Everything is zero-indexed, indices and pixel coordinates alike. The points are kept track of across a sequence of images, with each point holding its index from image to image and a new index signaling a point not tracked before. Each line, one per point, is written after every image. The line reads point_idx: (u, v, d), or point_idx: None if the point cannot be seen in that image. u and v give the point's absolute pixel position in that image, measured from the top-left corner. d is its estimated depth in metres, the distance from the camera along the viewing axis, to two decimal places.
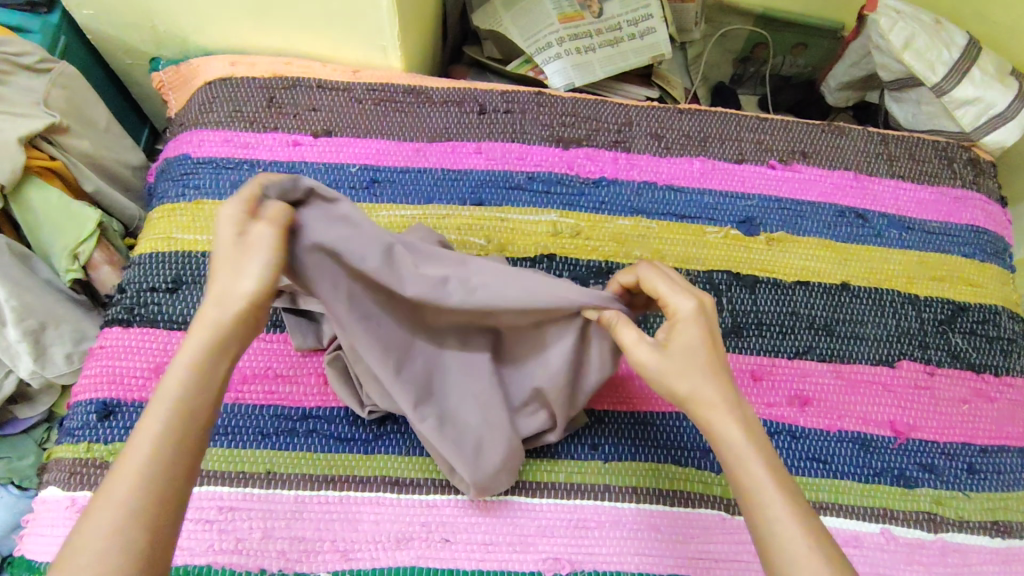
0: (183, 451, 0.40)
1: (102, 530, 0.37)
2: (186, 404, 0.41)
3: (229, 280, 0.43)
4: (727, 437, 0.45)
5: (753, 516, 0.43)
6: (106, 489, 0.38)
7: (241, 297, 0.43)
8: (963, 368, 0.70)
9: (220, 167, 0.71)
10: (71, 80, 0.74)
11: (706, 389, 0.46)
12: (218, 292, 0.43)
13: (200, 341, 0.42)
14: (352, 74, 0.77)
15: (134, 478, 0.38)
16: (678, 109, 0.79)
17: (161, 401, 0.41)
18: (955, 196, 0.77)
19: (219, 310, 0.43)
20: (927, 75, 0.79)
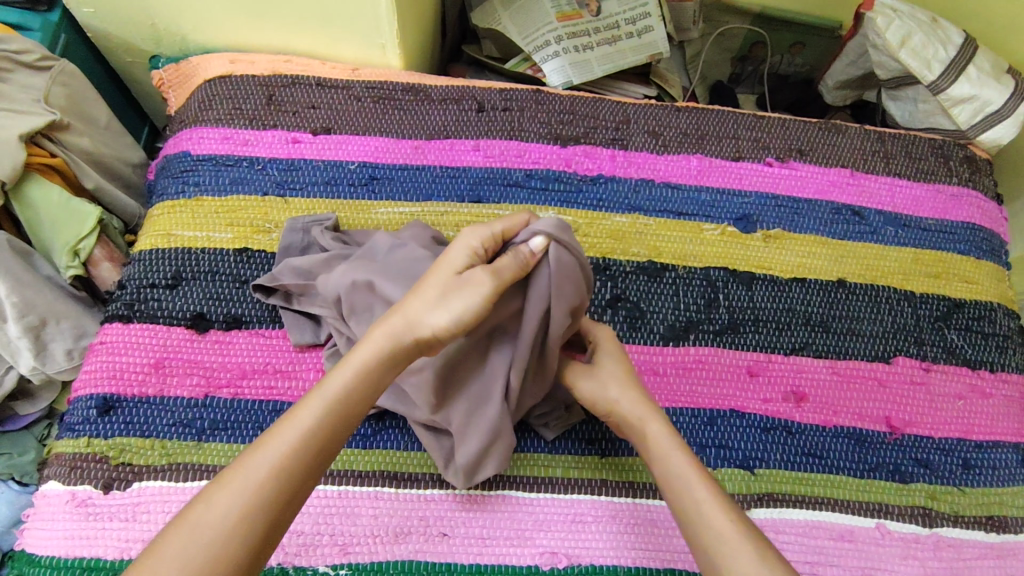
0: (316, 454, 0.46)
1: (230, 505, 0.42)
2: (335, 409, 0.47)
3: (431, 303, 0.49)
4: (652, 437, 0.53)
5: (682, 510, 0.49)
6: (244, 466, 0.44)
7: (430, 326, 0.49)
8: (959, 364, 0.70)
9: (219, 164, 0.71)
10: (71, 77, 0.74)
11: (627, 398, 0.55)
12: (405, 310, 0.49)
13: (365, 355, 0.48)
14: (351, 72, 0.78)
15: (270, 466, 0.44)
16: (676, 107, 0.79)
17: (319, 399, 0.47)
18: (951, 194, 0.78)
19: (395, 329, 0.49)
20: (923, 73, 0.79)
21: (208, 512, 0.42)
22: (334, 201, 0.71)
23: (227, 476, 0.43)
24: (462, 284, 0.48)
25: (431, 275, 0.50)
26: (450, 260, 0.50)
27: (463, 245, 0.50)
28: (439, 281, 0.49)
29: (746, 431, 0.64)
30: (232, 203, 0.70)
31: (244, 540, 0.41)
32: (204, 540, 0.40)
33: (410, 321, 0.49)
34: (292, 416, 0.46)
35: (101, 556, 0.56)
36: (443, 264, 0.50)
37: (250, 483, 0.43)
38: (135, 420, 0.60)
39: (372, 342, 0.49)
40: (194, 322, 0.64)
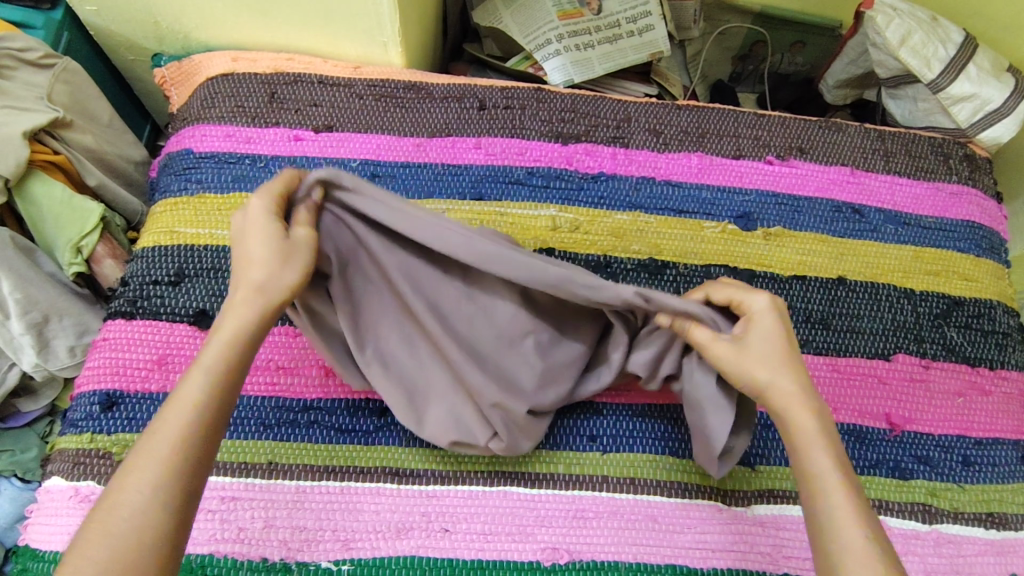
0: (211, 421, 0.45)
1: (134, 488, 0.42)
2: (221, 376, 0.46)
3: (264, 262, 0.48)
4: (799, 418, 0.49)
5: (811, 498, 0.47)
6: (143, 450, 0.43)
7: (279, 286, 0.48)
8: (958, 361, 0.70)
9: (221, 162, 0.72)
10: (74, 74, 0.74)
11: (782, 380, 0.50)
12: (246, 276, 0.48)
13: (236, 322, 0.48)
14: (353, 70, 0.78)
15: (169, 441, 0.43)
16: (676, 106, 0.79)
17: (201, 373, 0.46)
18: (951, 192, 0.78)
19: (250, 297, 0.48)
20: (923, 72, 0.79)
21: (115, 503, 0.41)
22: None
23: (128, 466, 0.43)
24: (287, 246, 0.49)
25: (248, 243, 0.49)
26: (259, 228, 0.49)
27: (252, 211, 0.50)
28: (260, 246, 0.48)
29: (747, 429, 0.64)
30: (234, 201, 0.70)
31: (163, 513, 0.42)
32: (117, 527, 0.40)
33: (253, 287, 0.48)
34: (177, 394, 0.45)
35: None
36: (248, 231, 0.49)
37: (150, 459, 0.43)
38: (137, 416, 0.61)
39: (238, 309, 0.48)
40: (197, 318, 0.64)
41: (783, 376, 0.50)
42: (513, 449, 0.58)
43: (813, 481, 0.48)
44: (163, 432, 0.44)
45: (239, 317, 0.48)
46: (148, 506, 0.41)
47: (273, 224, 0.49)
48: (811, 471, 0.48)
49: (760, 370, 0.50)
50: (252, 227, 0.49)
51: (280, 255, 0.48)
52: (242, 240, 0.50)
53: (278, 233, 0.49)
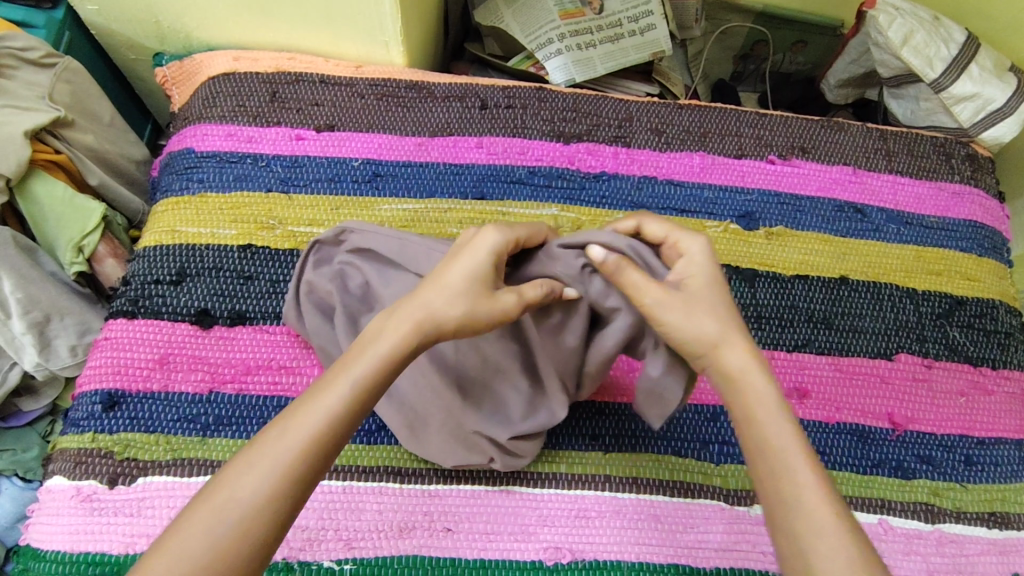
0: (337, 442, 0.43)
1: (248, 492, 0.40)
2: (359, 395, 0.44)
3: (444, 298, 0.46)
4: (755, 386, 0.48)
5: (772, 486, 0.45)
6: (268, 452, 0.41)
7: (449, 321, 0.46)
8: (961, 360, 0.70)
9: (223, 161, 0.72)
10: (75, 74, 0.74)
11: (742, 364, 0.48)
12: (425, 302, 0.46)
13: (393, 342, 0.45)
14: (354, 70, 0.78)
15: (296, 453, 0.41)
16: (678, 105, 0.79)
17: (346, 383, 0.44)
18: (952, 192, 0.78)
19: (413, 321, 0.46)
20: (925, 71, 0.79)
21: (225, 499, 0.40)
22: (338, 197, 0.71)
23: (246, 459, 0.42)
24: (487, 294, 0.47)
25: (451, 269, 0.47)
26: (473, 257, 0.48)
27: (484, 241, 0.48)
28: (456, 276, 0.47)
29: None
30: (236, 200, 0.70)
31: (266, 528, 0.40)
32: (220, 526, 0.39)
33: (421, 315, 0.46)
34: (314, 400, 0.43)
35: (107, 551, 0.56)
36: (464, 257, 0.48)
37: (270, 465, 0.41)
38: (139, 415, 0.61)
39: (398, 330, 0.45)
40: (199, 318, 0.64)
41: (716, 326, 0.48)
42: (510, 466, 0.58)
43: (774, 455, 0.45)
44: (294, 439, 0.42)
45: (399, 337, 0.45)
46: (256, 516, 0.40)
47: (489, 263, 0.48)
48: (767, 445, 0.46)
49: (692, 320, 0.48)
50: (473, 252, 0.48)
51: (469, 293, 0.47)
52: (445, 262, 0.48)
53: (486, 275, 0.47)
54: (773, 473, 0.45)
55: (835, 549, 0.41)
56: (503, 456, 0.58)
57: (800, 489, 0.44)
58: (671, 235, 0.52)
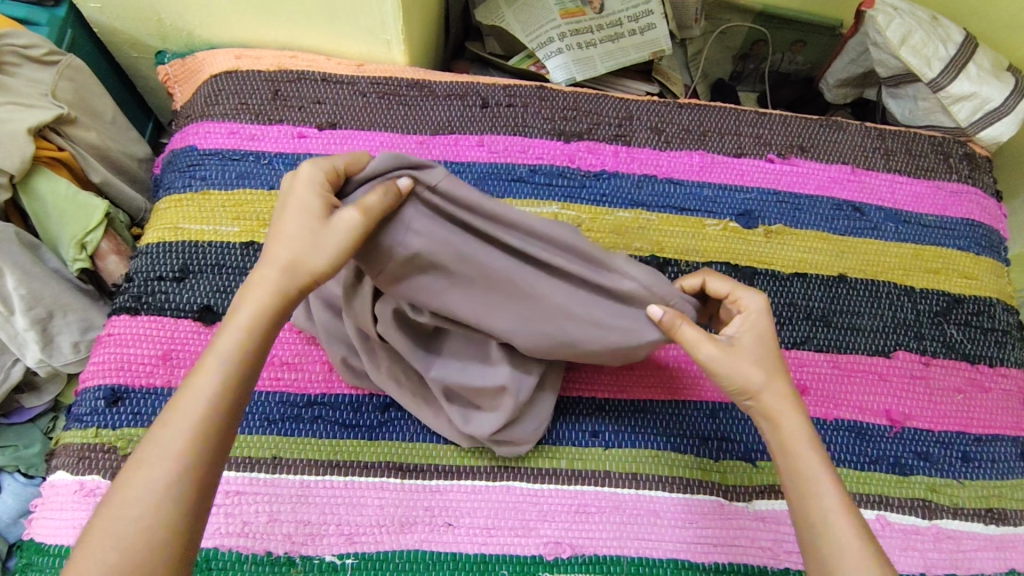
0: (232, 407, 0.45)
1: (153, 480, 0.42)
2: (241, 358, 0.46)
3: (297, 243, 0.47)
4: (790, 430, 0.52)
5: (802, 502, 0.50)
6: (154, 443, 0.43)
7: (312, 259, 0.47)
8: (958, 358, 0.71)
9: (225, 159, 0.72)
10: (78, 71, 0.74)
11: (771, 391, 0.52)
12: (279, 255, 0.48)
13: (257, 308, 0.47)
14: (355, 68, 0.78)
15: (185, 434, 0.43)
16: (677, 104, 0.80)
17: (217, 360, 0.46)
18: (950, 190, 0.78)
19: (276, 275, 0.48)
20: (923, 71, 0.80)
21: (135, 483, 0.42)
22: None
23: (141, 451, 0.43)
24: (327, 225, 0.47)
25: (286, 218, 0.48)
26: (301, 199, 0.48)
27: (304, 181, 0.48)
28: (297, 224, 0.48)
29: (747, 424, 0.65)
30: (238, 197, 0.70)
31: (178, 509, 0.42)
32: (131, 521, 0.41)
33: (286, 267, 0.47)
34: (193, 380, 0.45)
35: None
36: (296, 205, 0.48)
37: (165, 445, 0.43)
38: (141, 411, 0.61)
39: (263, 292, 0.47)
40: (201, 314, 0.65)
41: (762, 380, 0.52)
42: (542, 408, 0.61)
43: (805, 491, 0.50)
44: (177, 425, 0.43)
45: (269, 297, 0.48)
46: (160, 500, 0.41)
47: (314, 195, 0.48)
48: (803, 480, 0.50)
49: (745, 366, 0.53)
50: (298, 199, 0.48)
51: (317, 230, 0.47)
52: (283, 213, 0.49)
53: (323, 210, 0.47)
54: (804, 509, 0.50)
55: (859, 563, 0.47)
56: (523, 422, 0.59)
57: (829, 520, 0.49)
58: (733, 292, 0.56)
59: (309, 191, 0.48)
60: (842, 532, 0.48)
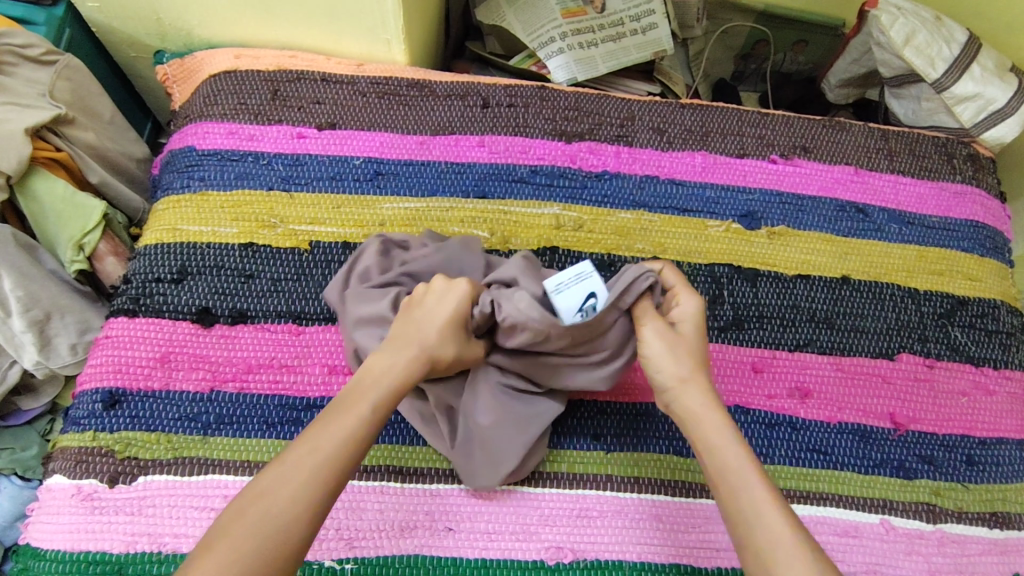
0: (349, 461, 0.48)
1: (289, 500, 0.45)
2: (360, 441, 0.49)
3: (439, 339, 0.55)
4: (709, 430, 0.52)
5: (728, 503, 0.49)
6: (294, 466, 0.46)
7: (443, 354, 0.55)
8: (962, 360, 0.70)
9: (225, 160, 0.71)
10: (75, 71, 0.74)
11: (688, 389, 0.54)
12: (424, 339, 0.54)
13: (399, 373, 0.53)
14: (355, 68, 0.78)
15: (323, 466, 0.47)
16: (679, 105, 0.79)
17: (365, 405, 0.50)
18: (954, 192, 0.78)
19: (417, 357, 0.54)
20: (927, 71, 0.79)
21: (261, 514, 0.44)
22: (339, 195, 0.71)
23: (246, 524, 0.43)
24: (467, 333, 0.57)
25: (436, 309, 0.56)
26: (452, 306, 0.56)
27: (456, 293, 0.56)
28: (442, 319, 0.55)
29: (751, 427, 0.64)
30: (237, 198, 0.70)
31: (301, 533, 0.45)
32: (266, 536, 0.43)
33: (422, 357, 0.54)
34: (307, 459, 0.47)
35: (107, 550, 0.55)
36: (448, 307, 0.56)
37: (267, 526, 0.44)
38: (139, 414, 0.60)
39: (397, 376, 0.53)
40: (200, 316, 0.64)
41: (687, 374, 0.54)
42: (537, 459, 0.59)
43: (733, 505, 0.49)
44: (317, 452, 0.47)
45: (404, 370, 0.53)
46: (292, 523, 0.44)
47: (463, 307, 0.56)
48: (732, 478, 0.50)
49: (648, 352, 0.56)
50: (446, 293, 0.57)
51: (457, 330, 0.56)
52: (428, 306, 0.56)
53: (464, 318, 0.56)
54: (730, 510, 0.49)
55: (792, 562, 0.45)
56: (530, 458, 0.59)
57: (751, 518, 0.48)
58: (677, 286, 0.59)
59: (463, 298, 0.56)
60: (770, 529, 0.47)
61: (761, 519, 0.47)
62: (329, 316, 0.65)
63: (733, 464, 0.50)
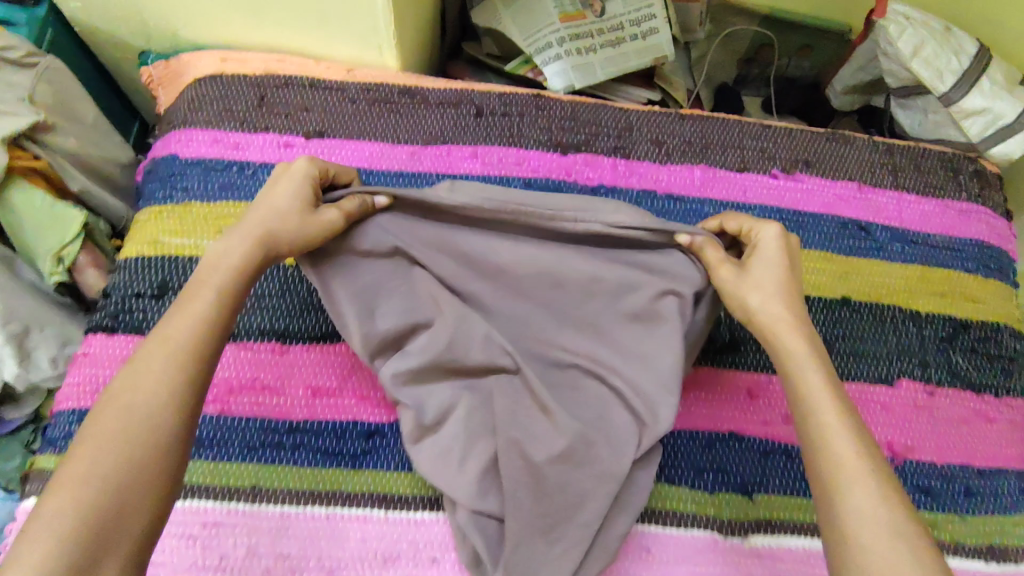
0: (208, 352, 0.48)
1: (147, 395, 0.45)
2: (211, 325, 0.49)
3: (274, 216, 0.52)
4: (812, 391, 0.50)
5: (820, 471, 0.47)
6: (147, 361, 0.46)
7: (285, 231, 0.52)
8: (963, 387, 0.69)
9: (209, 169, 0.69)
10: (57, 74, 0.71)
11: (795, 348, 0.52)
12: (263, 218, 0.52)
13: (239, 255, 0.51)
14: (345, 73, 0.75)
15: (176, 362, 0.46)
16: (678, 115, 0.77)
17: (211, 293, 0.50)
18: (959, 210, 0.76)
19: (252, 234, 0.52)
20: (935, 83, 0.77)
21: (125, 409, 0.44)
22: None
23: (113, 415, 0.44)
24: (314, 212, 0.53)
25: (274, 191, 0.54)
26: (292, 185, 0.54)
27: (294, 173, 0.55)
28: (286, 199, 0.53)
29: (744, 455, 0.63)
30: (221, 209, 0.68)
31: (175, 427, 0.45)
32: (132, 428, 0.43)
33: (257, 236, 0.51)
34: (154, 350, 0.46)
35: None
36: (285, 186, 0.54)
37: (138, 416, 0.44)
38: None
39: (235, 258, 0.51)
40: None
41: (784, 308, 0.53)
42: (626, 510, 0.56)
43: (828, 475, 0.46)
44: (168, 341, 0.47)
45: (241, 252, 0.51)
46: (162, 414, 0.45)
47: (306, 184, 0.54)
48: (828, 450, 0.47)
49: (755, 296, 0.53)
50: (286, 177, 0.55)
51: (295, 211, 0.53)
52: (267, 191, 0.54)
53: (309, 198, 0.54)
54: (821, 479, 0.47)
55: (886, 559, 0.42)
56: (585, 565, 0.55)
57: (844, 490, 0.45)
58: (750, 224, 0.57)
59: (304, 174, 0.54)
60: (865, 511, 0.44)
61: (856, 504, 0.45)
62: (313, 335, 0.63)
63: (840, 445, 0.47)
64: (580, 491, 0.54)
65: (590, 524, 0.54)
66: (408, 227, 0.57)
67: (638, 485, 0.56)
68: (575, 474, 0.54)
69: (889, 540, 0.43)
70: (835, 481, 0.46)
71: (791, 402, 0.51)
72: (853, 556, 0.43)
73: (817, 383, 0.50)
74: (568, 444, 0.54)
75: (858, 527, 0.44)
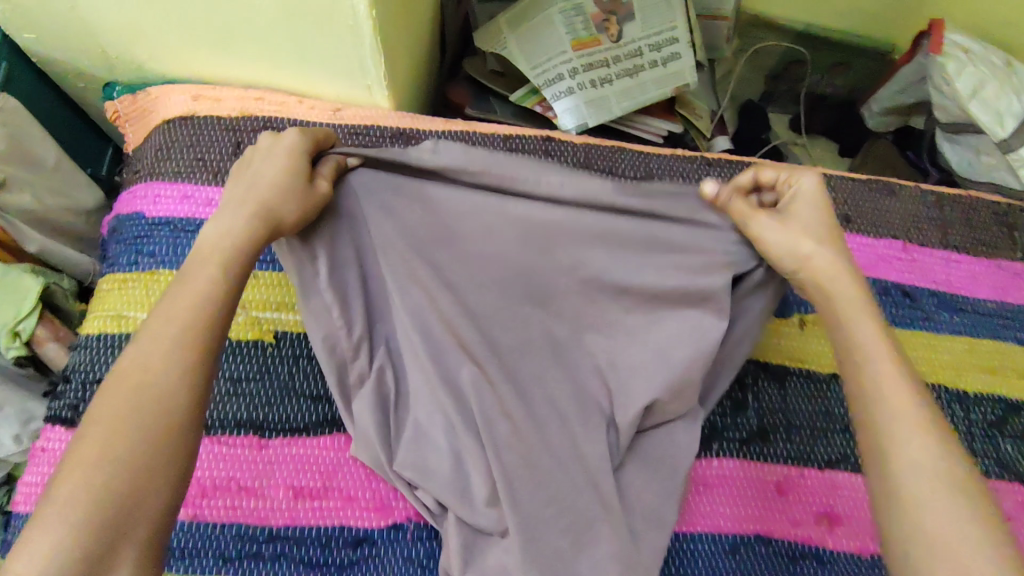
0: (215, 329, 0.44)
1: (153, 373, 0.41)
2: (215, 304, 0.44)
3: (265, 195, 0.48)
4: (875, 357, 0.45)
5: (882, 446, 0.42)
6: (153, 338, 0.42)
7: (282, 210, 0.48)
8: (1013, 480, 0.61)
9: (178, 231, 0.62)
10: (13, 117, 0.64)
11: (860, 316, 0.47)
12: (255, 196, 0.48)
13: (238, 234, 0.47)
14: (330, 114, 0.67)
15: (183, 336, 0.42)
16: (705, 161, 0.70)
17: (214, 270, 0.45)
18: (1013, 271, 0.68)
19: (249, 212, 0.47)
20: (994, 129, 0.68)
21: (129, 390, 0.40)
22: None
23: (116, 396, 0.40)
24: (308, 186, 0.50)
25: (261, 168, 0.50)
26: (282, 159, 0.50)
27: (282, 146, 0.50)
28: (273, 174, 0.49)
29: (771, 561, 0.57)
30: None
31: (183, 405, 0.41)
32: (135, 411, 0.39)
33: (257, 206, 0.47)
34: (159, 324, 0.42)
35: None
36: (273, 163, 0.50)
37: (143, 395, 0.40)
38: None
39: (236, 232, 0.47)
40: None
41: (811, 244, 0.49)
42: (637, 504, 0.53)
43: (895, 451, 0.42)
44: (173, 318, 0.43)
45: (240, 229, 0.47)
46: (168, 389, 0.41)
47: (292, 158, 0.50)
48: (888, 419, 0.43)
49: (778, 240, 0.49)
50: (272, 153, 0.50)
51: (288, 188, 0.49)
52: (253, 168, 0.50)
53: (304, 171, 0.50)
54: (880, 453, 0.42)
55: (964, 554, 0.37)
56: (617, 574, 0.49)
57: (908, 469, 0.41)
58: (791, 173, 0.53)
59: (291, 151, 0.50)
60: (936, 491, 0.40)
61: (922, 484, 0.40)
62: (295, 427, 0.57)
63: (909, 415, 0.42)
64: (570, 488, 0.50)
65: (605, 517, 0.50)
66: (387, 194, 0.53)
67: (638, 489, 0.53)
68: (550, 461, 0.51)
69: (965, 536, 0.38)
70: (905, 458, 0.41)
71: (846, 367, 0.46)
72: (914, 536, 0.39)
73: (882, 371, 0.44)
74: (539, 434, 0.52)
75: (924, 516, 0.39)
